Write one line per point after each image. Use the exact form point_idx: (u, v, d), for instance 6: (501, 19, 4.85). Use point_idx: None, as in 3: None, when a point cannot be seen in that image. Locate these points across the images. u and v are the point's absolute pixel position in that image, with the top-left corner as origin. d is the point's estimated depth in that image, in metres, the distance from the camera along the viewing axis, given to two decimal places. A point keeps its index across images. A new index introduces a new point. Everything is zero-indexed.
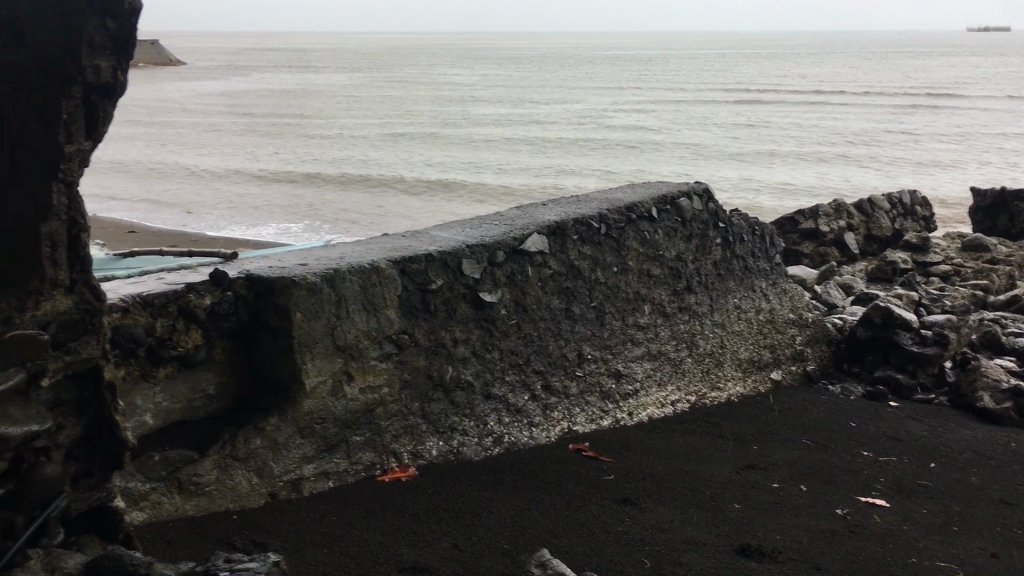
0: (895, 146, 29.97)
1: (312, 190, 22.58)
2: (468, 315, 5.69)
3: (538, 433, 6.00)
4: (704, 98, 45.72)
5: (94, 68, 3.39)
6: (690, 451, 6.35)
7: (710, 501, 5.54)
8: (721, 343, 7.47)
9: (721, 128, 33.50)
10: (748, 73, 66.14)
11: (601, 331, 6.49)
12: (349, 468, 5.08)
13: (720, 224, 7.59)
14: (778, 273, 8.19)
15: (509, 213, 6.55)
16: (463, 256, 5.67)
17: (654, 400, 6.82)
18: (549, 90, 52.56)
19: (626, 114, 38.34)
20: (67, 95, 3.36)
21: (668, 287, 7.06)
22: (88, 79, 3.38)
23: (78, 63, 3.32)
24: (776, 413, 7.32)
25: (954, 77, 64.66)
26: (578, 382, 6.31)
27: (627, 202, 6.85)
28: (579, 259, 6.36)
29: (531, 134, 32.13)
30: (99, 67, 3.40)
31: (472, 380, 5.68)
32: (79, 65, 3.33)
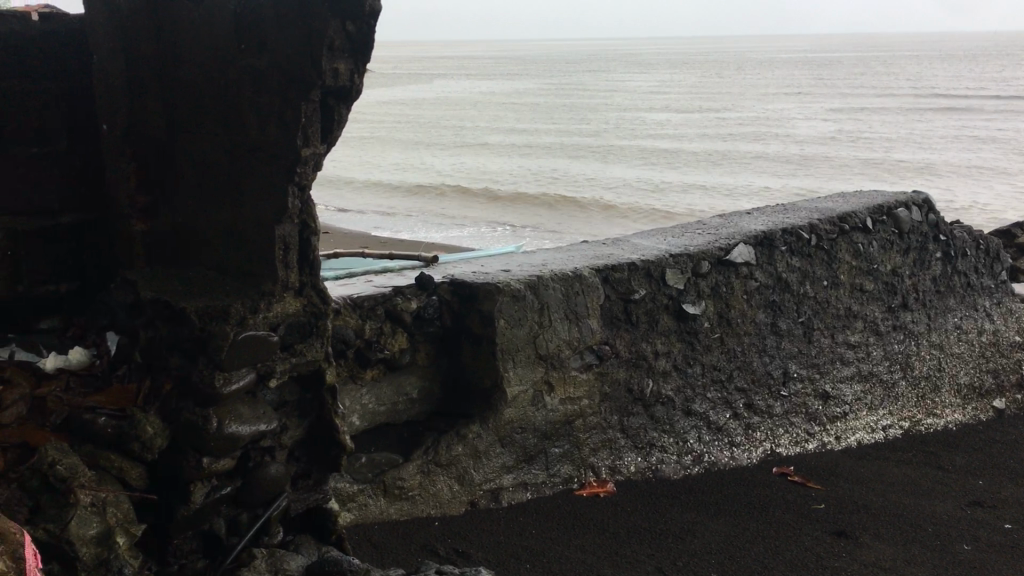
0: None
1: (493, 196, 22.93)
2: (670, 328, 5.45)
3: (739, 454, 5.71)
4: (893, 104, 43.53)
5: (333, 72, 3.38)
6: (907, 482, 5.87)
7: (934, 541, 5.10)
8: (937, 366, 6.91)
9: (913, 137, 31.76)
10: (941, 77, 62.35)
11: (808, 350, 6.10)
12: (547, 480, 5.02)
13: (940, 237, 7.00)
14: (1004, 292, 7.47)
15: (712, 222, 6.26)
16: (668, 265, 5.40)
17: (863, 425, 6.38)
18: (725, 97, 51.36)
19: (809, 122, 36.92)
20: (306, 99, 3.39)
21: (882, 304, 6.56)
22: (327, 82, 3.38)
23: (318, 67, 3.32)
24: (1001, 444, 6.69)
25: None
26: (783, 402, 5.96)
27: (840, 212, 6.40)
28: (787, 272, 5.97)
29: (709, 144, 31.44)
30: (338, 70, 3.39)
31: (674, 395, 5.45)
32: (318, 69, 3.33)
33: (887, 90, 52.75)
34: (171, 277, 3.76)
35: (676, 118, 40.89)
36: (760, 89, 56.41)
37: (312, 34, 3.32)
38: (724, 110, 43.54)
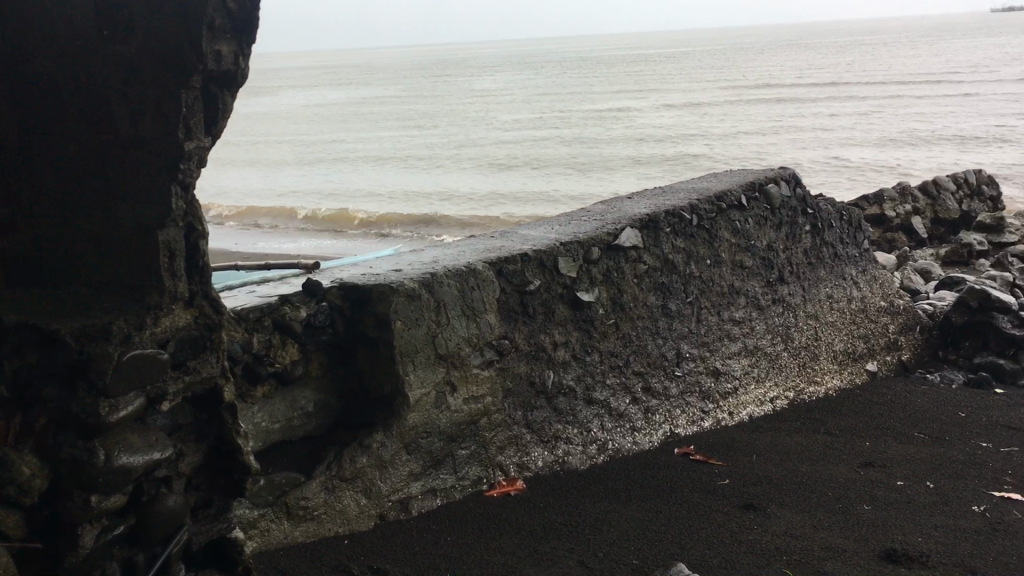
0: (932, 133, 29.52)
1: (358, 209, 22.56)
2: (567, 316, 5.38)
3: (641, 439, 5.67)
4: (734, 96, 45.45)
5: (216, 54, 3.31)
6: (801, 450, 5.96)
7: (836, 503, 5.15)
8: (815, 335, 7.09)
9: (756, 127, 33.28)
10: (769, 69, 65.54)
11: (698, 329, 6.14)
12: (456, 484, 4.84)
13: (808, 210, 7.23)
14: (867, 260, 7.79)
15: (595, 210, 6.27)
16: (559, 254, 5.35)
17: (753, 398, 6.48)
18: (571, 97, 52.33)
19: (653, 118, 38.06)
20: (188, 86, 3.28)
21: (762, 278, 6.70)
22: (210, 66, 3.29)
23: (200, 50, 3.21)
24: (880, 405, 6.93)
25: (978, 60, 64.30)
26: (678, 382, 5.96)
27: (716, 191, 6.52)
28: (673, 253, 6.02)
29: (562, 144, 31.91)
30: (221, 53, 3.32)
31: (574, 385, 5.36)
32: (200, 51, 3.22)
33: (721, 84, 55.05)
34: (39, 293, 3.54)
35: (527, 120, 41.32)
36: (603, 88, 57.76)
37: (190, 17, 3.19)
38: (576, 110, 44.38)
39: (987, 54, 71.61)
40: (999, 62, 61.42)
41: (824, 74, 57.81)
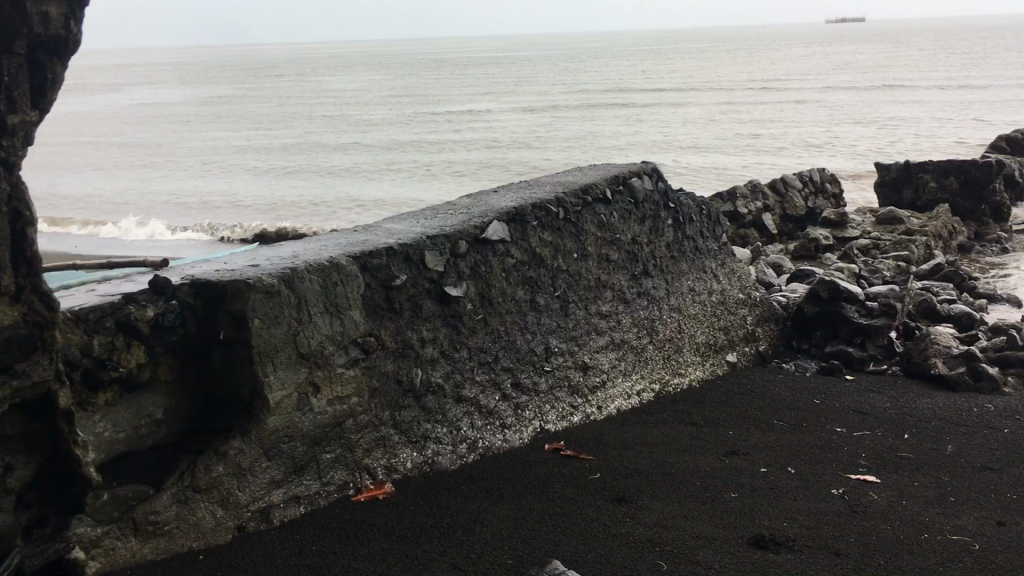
0: (774, 136, 30.92)
1: (214, 215, 21.73)
2: (434, 312, 5.21)
3: (512, 436, 5.57)
4: (592, 101, 46.36)
5: (42, 16, 3.28)
6: (668, 442, 6.00)
7: (704, 492, 5.17)
8: (679, 328, 7.18)
9: (613, 131, 34.03)
10: (620, 74, 67.27)
11: (567, 323, 6.09)
12: (321, 490, 4.60)
13: (670, 204, 7.33)
14: (726, 253, 7.96)
15: (462, 203, 6.14)
16: (425, 247, 5.18)
17: (620, 392, 6.49)
18: (428, 99, 52.09)
19: (510, 122, 38.32)
20: (10, 49, 3.25)
21: (627, 272, 6.73)
22: (34, 28, 3.26)
23: (22, 8, 3.21)
24: (741, 396, 7.08)
25: (817, 68, 67.95)
26: (547, 378, 5.89)
27: (581, 185, 6.51)
28: (540, 246, 5.95)
29: (420, 147, 31.69)
30: (48, 15, 3.29)
31: (444, 383, 5.20)
32: (22, 10, 3.21)
33: (575, 88, 56.03)
34: None
35: (384, 122, 40.87)
36: (459, 91, 57.77)
37: None
38: (438, 112, 44.22)
39: (823, 63, 75.77)
40: (836, 70, 65.08)
41: (672, 80, 59.76)
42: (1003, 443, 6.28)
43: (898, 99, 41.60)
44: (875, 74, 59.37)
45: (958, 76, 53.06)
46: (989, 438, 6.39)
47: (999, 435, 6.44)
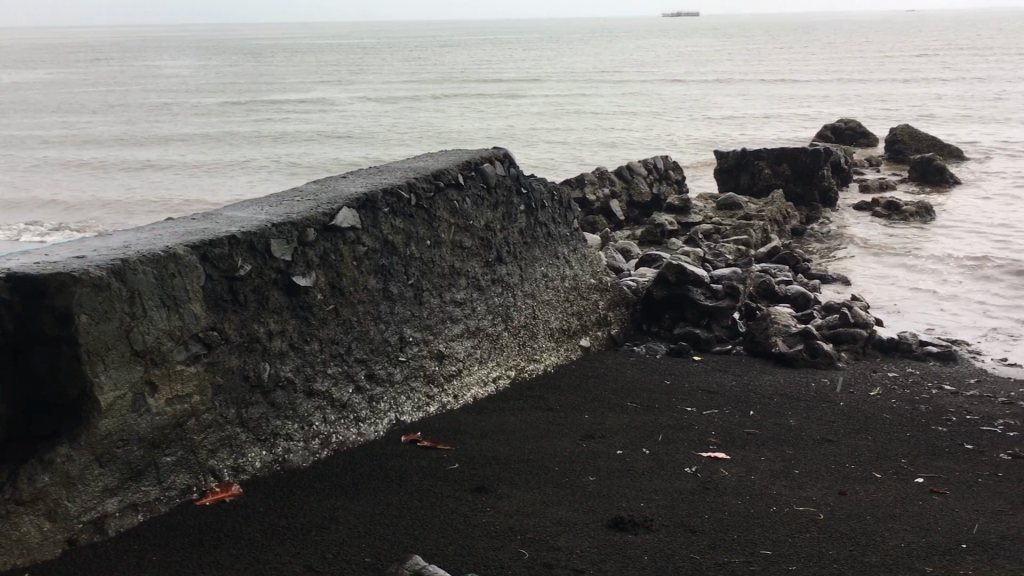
0: (618, 125, 31.68)
1: (41, 207, 20.29)
2: (282, 304, 4.97)
3: (366, 429, 5.40)
4: (440, 91, 46.13)
5: None
6: (525, 428, 5.97)
7: (562, 477, 5.16)
8: (533, 314, 7.16)
9: (462, 122, 33.99)
10: (465, 65, 67.37)
11: (421, 311, 5.96)
12: (160, 496, 4.31)
13: (522, 190, 7.30)
14: (577, 239, 8.02)
15: (309, 189, 5.89)
16: (270, 236, 4.93)
17: (476, 380, 6.42)
18: (269, 87, 50.51)
19: (357, 112, 37.68)
20: None
21: (481, 259, 6.65)
22: None
23: None
24: (594, 379, 7.15)
25: (656, 61, 70.08)
26: (402, 368, 5.74)
27: (433, 170, 6.39)
28: (392, 234, 5.79)
29: (264, 137, 30.71)
30: None
31: (294, 377, 4.97)
32: None
33: (421, 78, 55.69)
34: None
35: (224, 111, 39.35)
36: (301, 79, 56.31)
37: None
38: (282, 101, 42.90)
39: (662, 55, 78.24)
40: (675, 62, 67.34)
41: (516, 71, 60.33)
42: (840, 415, 6.59)
43: (731, 92, 43.47)
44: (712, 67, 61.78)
45: (783, 70, 55.98)
46: (828, 411, 6.69)
47: (836, 407, 6.76)
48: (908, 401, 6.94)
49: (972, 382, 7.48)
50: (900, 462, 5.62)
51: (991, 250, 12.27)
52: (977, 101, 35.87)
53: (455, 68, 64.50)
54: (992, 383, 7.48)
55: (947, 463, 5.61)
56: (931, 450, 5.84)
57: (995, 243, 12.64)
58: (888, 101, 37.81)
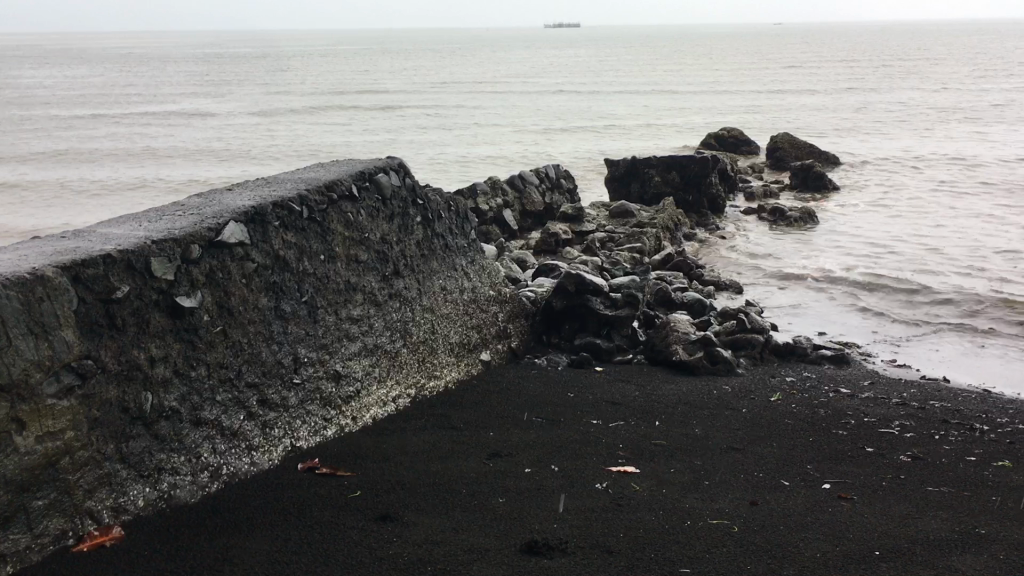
0: (506, 134, 31.71)
1: None
2: (165, 327, 4.60)
3: (260, 458, 5.06)
4: (325, 102, 45.27)
5: None
6: (429, 449, 5.73)
7: (472, 501, 4.94)
8: (432, 329, 6.92)
9: (348, 132, 33.39)
10: (349, 76, 66.53)
11: (316, 330, 5.65)
12: (31, 544, 3.90)
13: (418, 201, 7.07)
14: (475, 250, 7.83)
15: (192, 203, 5.52)
16: (150, 253, 4.56)
17: (375, 400, 6.14)
18: (143, 97, 48.58)
19: (238, 122, 36.58)
20: None
21: (377, 273, 6.38)
22: None
23: None
24: (497, 394, 6.97)
25: (541, 72, 70.72)
26: (297, 391, 5.42)
27: (325, 181, 6.09)
28: (284, 249, 5.47)
29: (139, 147, 29.38)
30: None
31: (179, 407, 4.60)
32: None
33: (304, 89, 54.63)
34: None
35: (95, 122, 37.59)
36: (178, 89, 54.39)
37: None
38: (158, 112, 41.27)
39: (546, 66, 79.02)
40: (559, 73, 68.09)
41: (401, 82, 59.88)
42: (744, 422, 6.59)
43: (614, 102, 44.21)
44: (595, 78, 62.71)
45: (663, 82, 57.37)
46: (731, 418, 6.69)
47: (738, 414, 6.77)
48: (808, 405, 7.02)
49: (865, 384, 7.64)
50: (805, 468, 5.63)
51: (872, 254, 12.69)
52: (846, 112, 37.51)
53: (339, 78, 63.61)
54: (885, 384, 7.66)
55: (851, 467, 5.66)
56: (834, 454, 5.88)
57: (875, 247, 13.10)
58: (764, 112, 39.16)
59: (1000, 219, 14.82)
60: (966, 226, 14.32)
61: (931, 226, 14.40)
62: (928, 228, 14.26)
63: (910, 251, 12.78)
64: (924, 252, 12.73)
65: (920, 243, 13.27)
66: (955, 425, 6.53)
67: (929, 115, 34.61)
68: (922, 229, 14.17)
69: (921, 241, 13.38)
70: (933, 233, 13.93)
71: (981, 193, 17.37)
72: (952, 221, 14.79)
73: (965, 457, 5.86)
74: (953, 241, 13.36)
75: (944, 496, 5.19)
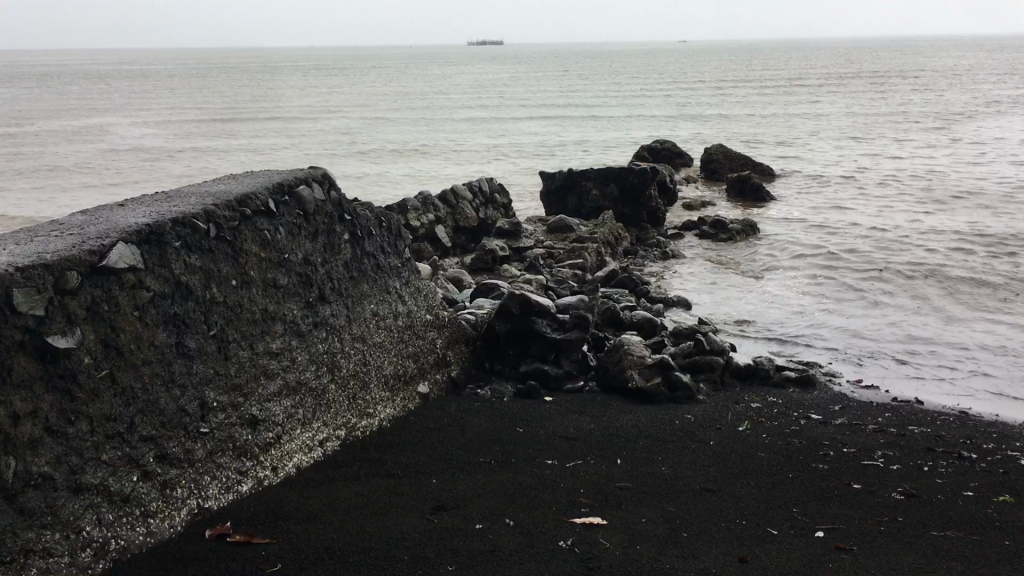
0: (433, 153, 31.05)
1: None
2: (33, 374, 3.72)
3: (157, 526, 4.19)
4: (246, 123, 44.03)
5: None
6: (364, 503, 4.93)
7: (418, 570, 4.16)
8: (363, 360, 6.12)
9: (271, 151, 32.30)
10: (270, 95, 65.19)
11: (227, 369, 4.80)
12: None
13: (345, 216, 6.28)
14: (409, 270, 7.06)
15: (74, 222, 4.64)
16: (13, 284, 3.69)
17: (299, 445, 5.31)
18: (52, 118, 46.64)
19: (151, 143, 35.17)
20: None
21: (300, 298, 5.56)
22: None
23: None
24: (438, 432, 6.19)
25: (464, 90, 70.22)
26: (205, 442, 4.57)
27: (238, 194, 5.27)
28: (186, 274, 4.62)
29: (45, 166, 27.82)
30: None
31: (54, 471, 3.73)
32: None
33: (222, 109, 53.24)
34: None
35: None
36: (88, 110, 52.38)
37: None
38: (65, 131, 39.48)
39: (468, 85, 78.59)
40: (483, 92, 67.64)
41: (324, 101, 58.81)
42: (715, 457, 5.97)
43: (542, 120, 44.05)
44: (520, 96, 62.43)
45: (589, 100, 57.52)
46: (698, 453, 6.06)
47: (707, 448, 6.14)
48: (780, 435, 6.44)
49: (837, 409, 7.12)
50: (793, 512, 5.02)
51: (818, 268, 12.33)
52: (771, 129, 37.72)
53: (258, 98, 62.28)
54: (857, 409, 7.13)
55: (842, 509, 5.08)
56: (819, 493, 5.30)
57: (822, 261, 12.73)
58: (689, 129, 39.33)
59: (940, 231, 14.66)
60: (909, 238, 14.12)
61: (872, 238, 14.18)
62: (872, 241, 13.98)
63: (858, 265, 12.43)
64: (873, 265, 12.41)
65: (866, 256, 12.97)
66: (942, 454, 6.06)
67: (852, 131, 35.14)
68: (866, 242, 13.91)
69: (866, 254, 13.10)
70: (876, 245, 13.70)
71: (917, 204, 17.31)
72: (894, 234, 14.57)
73: (962, 492, 5.39)
74: (897, 253, 13.09)
75: (950, 542, 4.68)
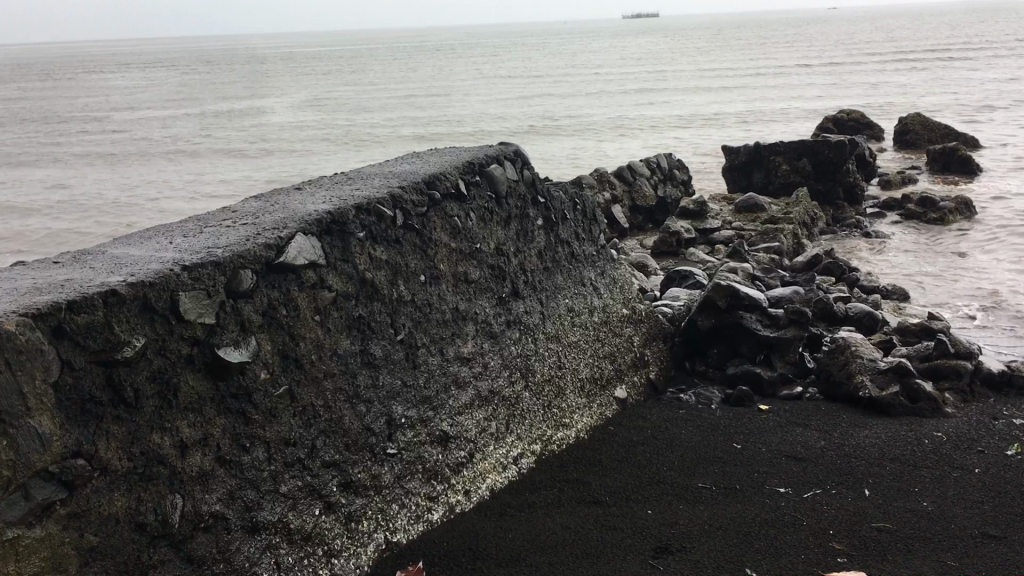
0: (592, 129, 30.10)
1: None
2: (204, 393, 3.13)
3: (342, 568, 3.56)
4: (403, 103, 44.38)
5: None
6: (575, 539, 4.17)
7: None
8: (558, 362, 5.35)
9: (430, 130, 32.24)
10: (430, 75, 65.77)
11: (416, 379, 4.13)
12: None
13: (539, 199, 5.52)
14: (605, 259, 6.23)
15: (247, 209, 4.05)
16: (179, 287, 3.09)
17: (493, 464, 4.59)
18: (225, 102, 48.55)
19: (315, 125, 35.82)
20: None
21: (491, 294, 4.84)
22: None
23: None
24: (645, 447, 5.36)
25: (616, 65, 68.63)
26: (394, 464, 3.92)
27: (426, 176, 4.58)
28: (371, 270, 3.97)
29: (218, 149, 28.64)
30: None
31: (226, 509, 3.14)
32: None
33: (378, 89, 53.81)
34: None
35: (176, 125, 37.47)
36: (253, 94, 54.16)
37: None
38: (231, 116, 40.78)
39: (617, 59, 77.02)
40: (637, 66, 65.99)
41: (481, 79, 58.67)
42: (987, 493, 4.90)
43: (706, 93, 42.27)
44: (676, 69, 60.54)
45: (754, 70, 55.10)
46: (965, 486, 4.99)
47: (973, 480, 5.06)
48: None
49: None
50: None
51: None
52: (955, 99, 34.78)
53: (417, 78, 62.96)
54: None
55: None
56: None
57: None
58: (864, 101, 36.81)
59: None
60: None
61: None
62: None
63: None
64: None
65: None
66: None
67: None
68: None
69: None
70: None
71: None
72: None
73: None
74: None
75: None
